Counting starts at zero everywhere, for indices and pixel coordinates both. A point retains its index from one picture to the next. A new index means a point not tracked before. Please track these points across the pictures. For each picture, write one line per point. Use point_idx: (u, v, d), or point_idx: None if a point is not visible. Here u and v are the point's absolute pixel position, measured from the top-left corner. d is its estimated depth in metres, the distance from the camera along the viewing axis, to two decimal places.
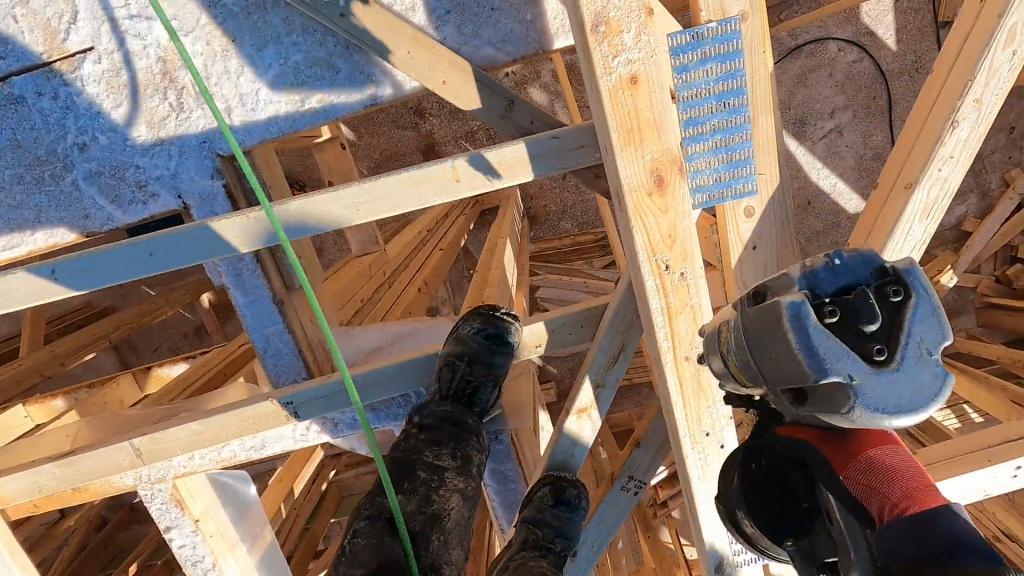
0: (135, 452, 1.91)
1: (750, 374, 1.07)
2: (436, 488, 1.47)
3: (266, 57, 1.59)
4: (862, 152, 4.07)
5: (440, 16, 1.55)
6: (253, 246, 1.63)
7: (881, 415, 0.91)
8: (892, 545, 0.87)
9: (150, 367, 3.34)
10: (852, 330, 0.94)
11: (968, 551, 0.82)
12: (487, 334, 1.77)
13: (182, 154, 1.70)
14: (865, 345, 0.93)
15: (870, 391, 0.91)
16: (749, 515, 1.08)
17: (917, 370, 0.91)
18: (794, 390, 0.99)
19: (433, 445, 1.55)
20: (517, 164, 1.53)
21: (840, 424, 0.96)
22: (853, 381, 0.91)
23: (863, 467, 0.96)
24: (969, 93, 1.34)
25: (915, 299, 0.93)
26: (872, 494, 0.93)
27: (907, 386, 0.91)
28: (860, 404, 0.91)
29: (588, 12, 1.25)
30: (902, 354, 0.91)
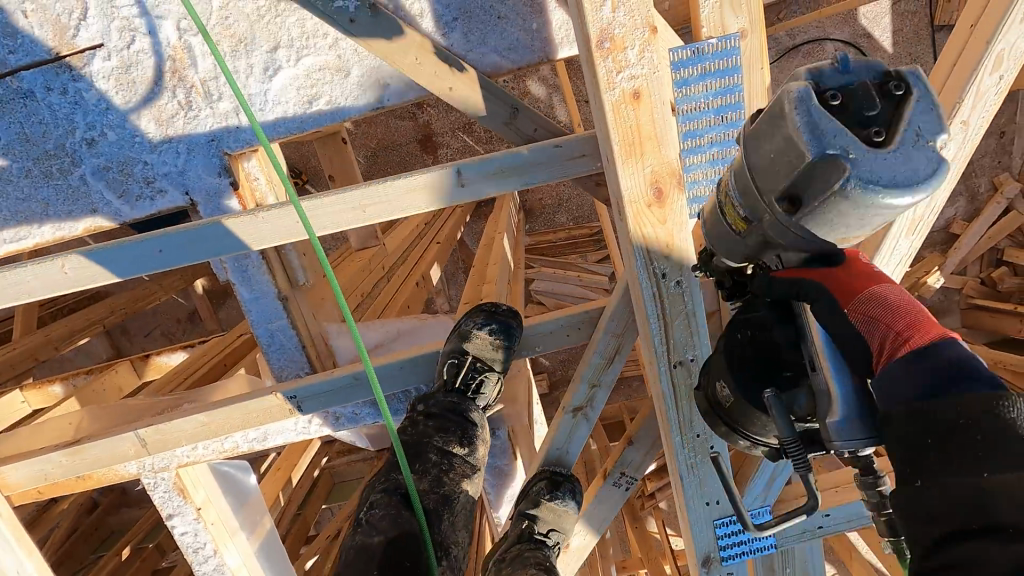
0: (140, 442, 1.95)
1: (749, 209, 1.04)
2: (447, 471, 1.54)
3: (276, 59, 1.62)
4: None
5: (448, 23, 1.58)
6: (261, 244, 1.66)
7: (877, 191, 0.84)
8: (896, 386, 0.83)
9: (148, 355, 3.38)
10: (853, 116, 0.86)
11: (972, 377, 0.80)
12: (491, 330, 1.79)
13: (190, 151, 1.73)
14: (863, 129, 0.85)
15: (868, 166, 0.83)
16: (732, 376, 1.13)
17: (915, 154, 0.83)
18: (790, 194, 0.94)
19: (442, 431, 1.60)
20: (520, 171, 1.57)
21: (837, 209, 0.88)
22: (849, 156, 0.84)
23: (866, 298, 0.91)
24: (957, 114, 1.40)
25: (917, 94, 0.85)
26: (874, 325, 0.89)
27: (904, 165, 0.83)
28: (854, 177, 0.83)
29: (594, 27, 1.28)
30: (900, 137, 0.84)
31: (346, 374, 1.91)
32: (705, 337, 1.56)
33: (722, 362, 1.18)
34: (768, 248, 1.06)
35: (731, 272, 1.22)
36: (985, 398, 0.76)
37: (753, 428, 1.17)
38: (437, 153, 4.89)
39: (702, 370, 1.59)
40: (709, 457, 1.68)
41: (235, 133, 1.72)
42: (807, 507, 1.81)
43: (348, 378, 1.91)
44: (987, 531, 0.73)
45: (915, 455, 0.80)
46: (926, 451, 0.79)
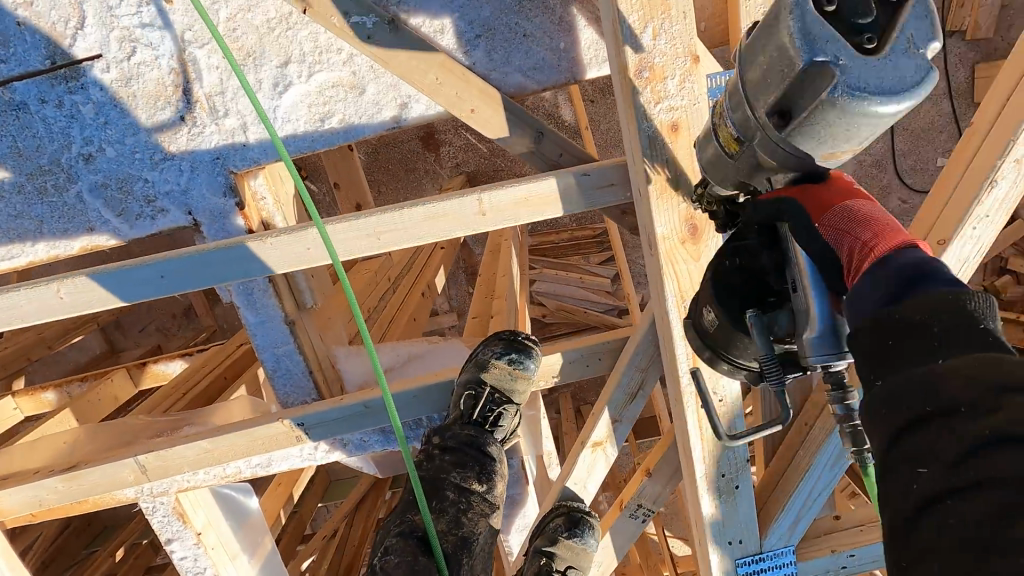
0: (140, 468, 1.88)
1: (741, 128, 1.02)
2: (465, 511, 1.45)
3: (288, 75, 1.53)
4: (865, 158, 4.08)
5: (471, 40, 1.50)
6: (267, 268, 1.57)
7: (862, 99, 0.83)
8: (862, 298, 0.83)
9: (145, 363, 3.28)
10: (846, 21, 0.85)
11: (935, 283, 0.78)
12: (510, 361, 1.67)
13: (193, 169, 1.63)
14: (855, 36, 0.84)
15: (856, 73, 0.82)
16: (717, 302, 1.12)
17: (903, 61, 0.83)
18: (779, 105, 0.92)
19: (459, 466, 1.52)
20: (545, 200, 1.49)
21: (824, 119, 0.87)
22: (838, 62, 0.83)
23: (838, 215, 0.91)
24: (1010, 153, 1.32)
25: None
26: (842, 238, 0.89)
27: (890, 74, 0.82)
28: (843, 83, 0.83)
29: (632, 56, 1.21)
30: (892, 43, 0.83)
31: (356, 402, 1.83)
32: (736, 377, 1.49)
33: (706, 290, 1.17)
34: (760, 169, 1.03)
35: (725, 202, 1.17)
36: (944, 301, 0.74)
37: (735, 354, 1.16)
38: (440, 151, 4.79)
39: (731, 411, 1.52)
40: (735, 499, 1.62)
41: (241, 152, 1.62)
42: (831, 546, 1.74)
43: (358, 407, 1.84)
44: (943, 414, 0.66)
45: (878, 359, 0.77)
46: (887, 352, 0.76)
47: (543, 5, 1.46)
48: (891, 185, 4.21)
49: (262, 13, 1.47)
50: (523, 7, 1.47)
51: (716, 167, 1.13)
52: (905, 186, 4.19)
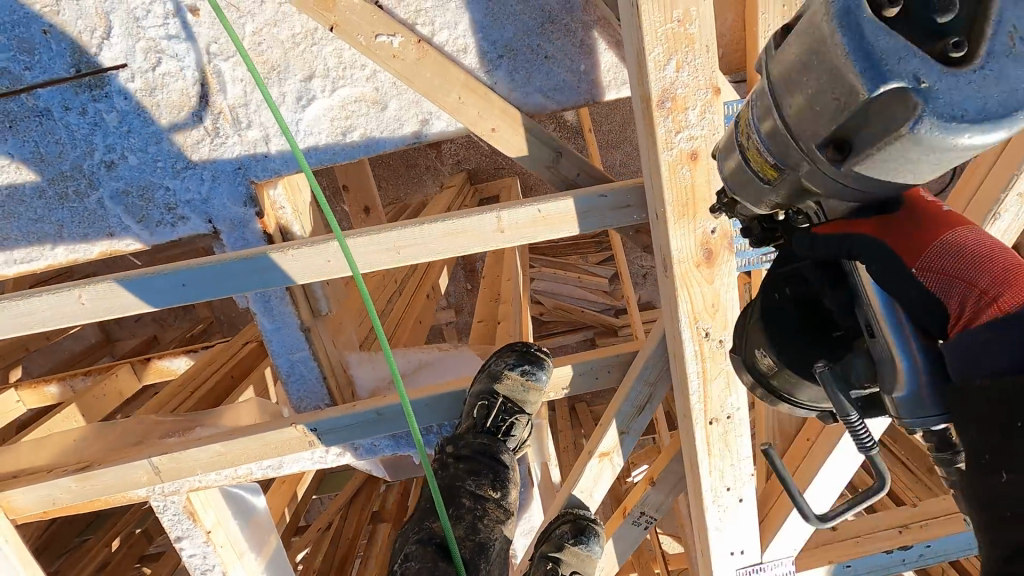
0: (153, 470, 1.91)
1: (783, 155, 0.88)
2: (482, 517, 1.47)
3: (312, 89, 1.55)
4: None
5: (493, 60, 1.53)
6: (287, 279, 1.60)
7: (956, 129, 0.68)
8: (978, 358, 0.72)
9: (149, 358, 3.29)
10: (921, 26, 0.71)
11: None
12: (522, 371, 1.71)
13: (215, 179, 1.65)
14: (935, 44, 0.70)
15: (946, 97, 0.68)
16: (773, 342, 1.05)
17: (1007, 67, 0.68)
18: (837, 135, 0.79)
19: (473, 474, 1.55)
20: (563, 219, 1.52)
21: (906, 155, 0.73)
22: (919, 84, 0.69)
23: (942, 254, 0.78)
24: (1013, 188, 1.38)
25: None
26: (950, 285, 0.77)
27: (990, 88, 0.68)
28: (930, 110, 0.68)
29: (656, 87, 1.24)
30: (985, 48, 0.68)
31: (369, 409, 1.87)
32: (743, 395, 1.54)
33: (763, 325, 1.07)
34: (806, 195, 0.91)
35: (761, 217, 1.05)
36: None
37: (802, 395, 1.07)
38: (441, 149, 4.80)
39: (736, 428, 1.57)
40: (737, 511, 1.67)
41: (263, 162, 1.64)
42: (829, 557, 1.81)
43: (371, 413, 1.87)
44: None
45: (1000, 433, 0.70)
46: (1015, 430, 0.68)
47: (565, 28, 1.50)
48: None
49: (288, 28, 1.49)
50: (546, 29, 1.50)
51: (743, 186, 0.99)
52: None
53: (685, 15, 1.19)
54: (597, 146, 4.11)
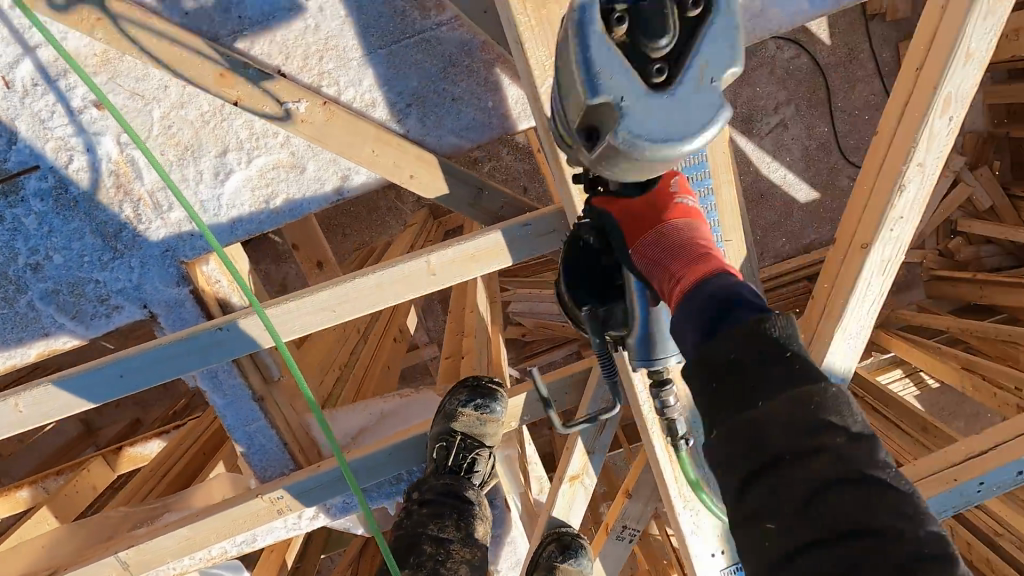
0: (122, 565, 1.83)
1: (562, 137, 1.06)
2: (444, 561, 1.44)
3: (227, 163, 1.56)
4: None
5: (403, 109, 1.55)
6: (225, 354, 1.59)
7: (641, 144, 0.90)
8: (683, 333, 0.92)
9: (121, 447, 3.20)
10: (639, 38, 0.89)
11: (742, 308, 0.86)
12: (477, 407, 1.69)
13: (144, 265, 1.64)
14: (650, 62, 0.89)
15: (638, 115, 0.88)
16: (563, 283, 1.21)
17: (693, 99, 0.89)
18: (586, 130, 0.97)
19: (436, 518, 1.53)
20: (493, 253, 1.54)
21: (617, 158, 0.94)
22: (624, 102, 0.89)
23: (656, 243, 1.05)
24: (912, 158, 1.44)
25: (712, 18, 0.88)
26: (667, 264, 1.02)
27: (679, 113, 0.89)
28: (625, 126, 0.89)
29: (554, 115, 1.27)
30: (682, 76, 0.88)
31: (333, 469, 1.83)
32: None
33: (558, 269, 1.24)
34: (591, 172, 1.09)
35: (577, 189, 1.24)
36: (752, 325, 0.82)
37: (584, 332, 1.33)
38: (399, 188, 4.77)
39: None
40: (711, 514, 1.67)
41: (190, 241, 1.64)
42: None
43: (336, 473, 1.84)
44: (771, 465, 0.76)
45: (706, 400, 0.85)
46: (710, 391, 0.83)
47: (466, 69, 1.54)
48: None
49: (195, 108, 1.50)
50: (448, 73, 1.53)
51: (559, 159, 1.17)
52: None
53: None
54: None
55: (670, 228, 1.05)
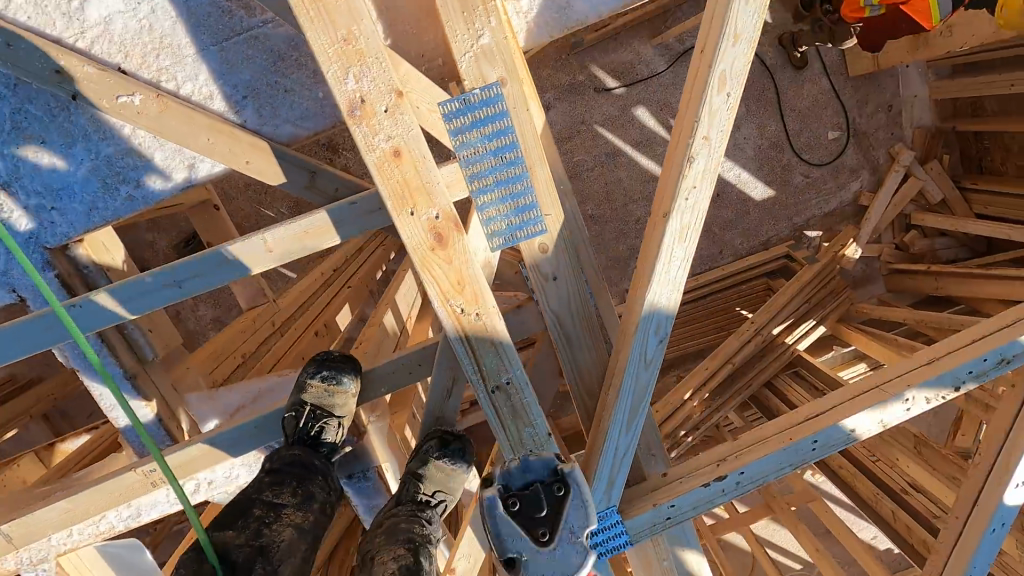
0: (4, 538, 1.95)
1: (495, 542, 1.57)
2: (269, 524, 1.49)
3: (76, 154, 1.70)
4: (759, 143, 4.45)
5: (239, 101, 1.70)
6: (79, 329, 1.72)
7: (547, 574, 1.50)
8: None
9: (52, 443, 3.31)
10: (531, 515, 1.52)
11: None
12: (322, 378, 1.86)
13: (9, 251, 1.76)
14: (537, 528, 1.52)
15: (538, 555, 1.49)
16: None
17: (570, 545, 1.51)
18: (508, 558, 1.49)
19: (274, 485, 1.61)
20: (323, 231, 1.67)
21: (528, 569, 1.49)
22: (523, 552, 1.49)
23: None
24: (696, 131, 1.54)
25: (571, 495, 1.54)
26: None
27: (559, 554, 1.50)
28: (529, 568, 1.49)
29: (343, 97, 1.40)
30: (558, 536, 1.51)
31: (200, 444, 1.92)
32: (515, 359, 1.69)
33: None
34: None
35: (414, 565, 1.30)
36: None
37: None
38: None
39: (522, 390, 1.72)
40: None
41: (51, 229, 1.77)
42: (654, 502, 1.92)
43: (203, 448, 1.93)
44: None
45: None
46: None
47: (295, 63, 1.68)
48: (792, 162, 4.54)
49: (42, 103, 1.64)
50: (278, 66, 1.68)
51: None
52: (805, 161, 4.53)
53: (349, 35, 1.36)
54: None
55: None
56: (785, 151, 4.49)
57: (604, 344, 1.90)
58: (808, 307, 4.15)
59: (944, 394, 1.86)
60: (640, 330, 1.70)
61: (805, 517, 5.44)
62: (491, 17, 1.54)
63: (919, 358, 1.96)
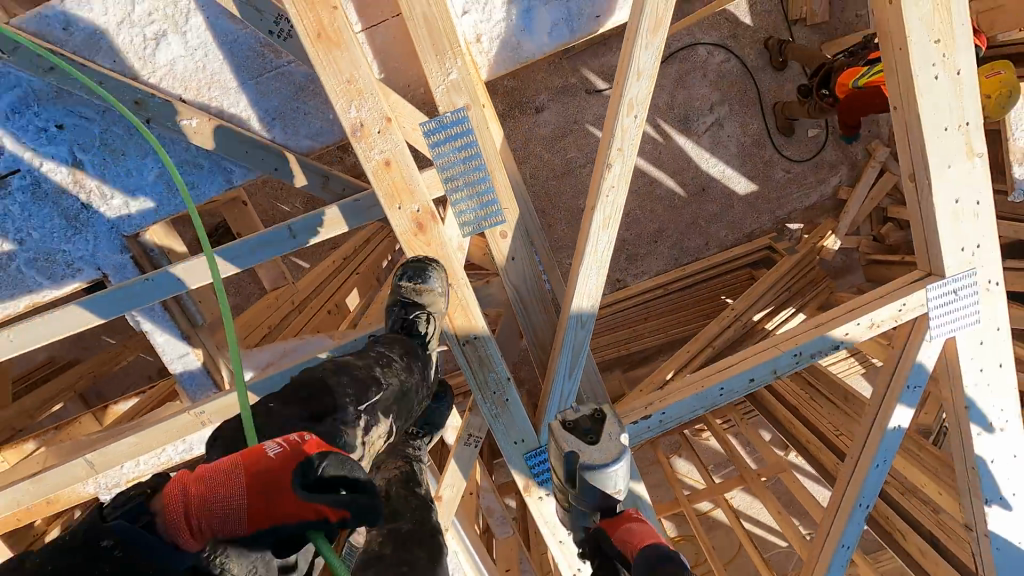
0: (88, 464, 2.44)
1: (557, 481, 1.92)
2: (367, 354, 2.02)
3: (148, 163, 2.23)
4: (742, 139, 4.92)
5: (269, 122, 2.23)
6: (152, 297, 2.27)
7: (603, 480, 1.76)
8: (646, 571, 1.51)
9: (107, 405, 3.86)
10: (582, 434, 1.84)
11: (674, 563, 1.51)
12: (412, 279, 2.02)
13: (96, 238, 2.32)
14: (586, 438, 1.82)
15: (587, 457, 1.77)
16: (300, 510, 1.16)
17: (609, 445, 1.79)
18: (568, 478, 1.84)
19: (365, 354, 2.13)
20: (334, 221, 2.19)
21: (584, 481, 1.78)
22: (578, 455, 1.78)
23: (620, 533, 1.73)
24: (613, 145, 2.04)
25: (608, 415, 1.86)
26: (625, 546, 1.68)
27: (604, 453, 1.77)
28: (582, 468, 1.77)
29: (348, 122, 1.92)
30: (601, 436, 1.81)
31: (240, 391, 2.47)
32: (480, 320, 2.20)
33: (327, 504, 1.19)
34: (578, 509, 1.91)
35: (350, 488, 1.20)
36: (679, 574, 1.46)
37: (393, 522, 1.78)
38: None
39: (485, 343, 2.23)
40: (508, 407, 2.31)
41: (128, 220, 2.32)
42: None
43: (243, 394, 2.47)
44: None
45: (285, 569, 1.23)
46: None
47: (312, 93, 2.21)
48: (774, 158, 4.98)
49: (123, 125, 2.17)
50: (300, 95, 2.21)
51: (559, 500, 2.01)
52: (786, 157, 4.98)
53: (351, 78, 1.88)
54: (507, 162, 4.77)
55: (624, 531, 1.73)
56: (765, 148, 4.95)
57: (553, 310, 2.41)
58: (788, 297, 4.64)
59: (825, 351, 2.35)
60: (570, 324, 2.23)
61: (776, 490, 5.91)
62: (458, 59, 2.05)
63: (811, 324, 2.44)
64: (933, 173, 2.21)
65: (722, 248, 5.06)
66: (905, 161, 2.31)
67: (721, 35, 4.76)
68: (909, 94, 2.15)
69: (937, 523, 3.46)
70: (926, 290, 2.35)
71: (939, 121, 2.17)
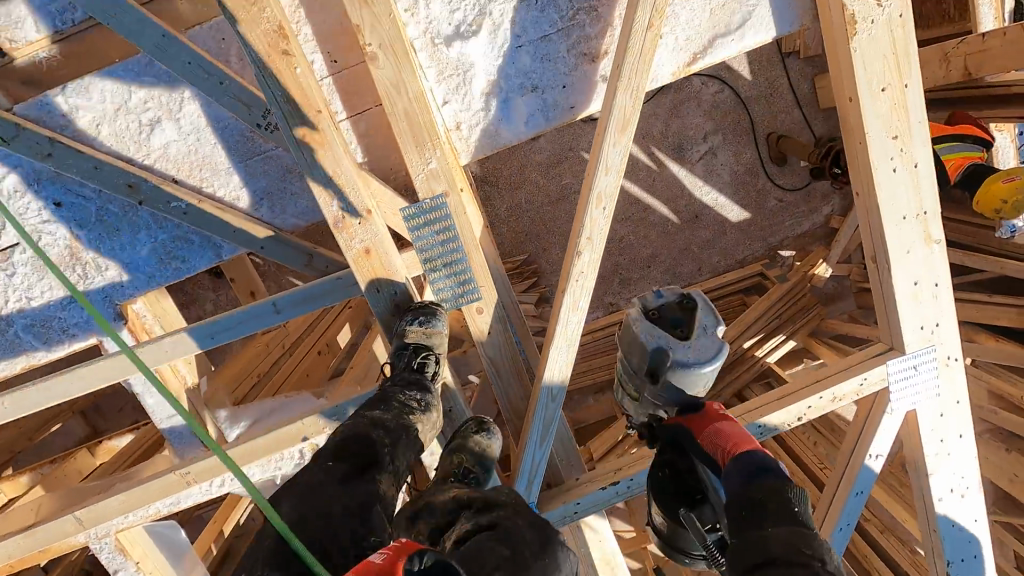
0: (77, 520, 2.58)
1: (631, 376, 2.08)
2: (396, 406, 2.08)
3: (142, 238, 2.35)
4: (735, 167, 5.01)
5: (258, 201, 2.37)
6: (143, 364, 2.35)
7: (694, 376, 1.92)
8: (737, 478, 1.51)
9: (102, 440, 3.97)
10: (669, 327, 2.00)
11: (771, 474, 1.50)
12: (422, 324, 2.14)
13: (91, 306, 2.44)
14: (677, 331, 1.99)
15: (681, 351, 1.93)
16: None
17: (704, 341, 1.95)
18: (651, 370, 1.98)
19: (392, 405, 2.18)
20: (318, 296, 2.29)
21: (673, 376, 1.94)
22: (670, 348, 1.94)
23: (709, 430, 1.71)
24: (582, 235, 2.14)
25: (700, 307, 2.01)
26: (715, 444, 1.66)
27: (698, 349, 1.93)
28: (675, 359, 1.93)
29: (331, 214, 2.03)
30: (694, 334, 1.96)
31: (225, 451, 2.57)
32: (453, 393, 2.38)
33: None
34: (649, 403, 2.07)
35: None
36: (778, 489, 1.45)
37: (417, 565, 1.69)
38: None
39: (460, 416, 2.39)
40: None
41: (121, 289, 2.44)
42: (565, 499, 2.51)
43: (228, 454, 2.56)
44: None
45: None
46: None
47: (298, 175, 2.34)
48: (767, 186, 5.07)
49: (117, 205, 2.28)
50: (288, 176, 2.33)
51: (626, 394, 2.18)
52: (778, 186, 5.08)
53: (335, 174, 1.99)
54: (505, 187, 4.87)
55: (713, 428, 1.71)
56: (759, 176, 5.04)
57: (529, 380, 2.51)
58: (779, 323, 4.67)
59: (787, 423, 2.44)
60: (541, 397, 2.32)
61: None
62: (437, 149, 2.15)
63: (774, 395, 2.55)
64: (890, 259, 2.32)
65: (715, 273, 5.15)
66: (865, 245, 2.41)
67: (716, 66, 4.83)
68: (867, 186, 2.26)
69: (914, 566, 3.48)
70: (886, 365, 2.44)
71: (897, 211, 2.28)
